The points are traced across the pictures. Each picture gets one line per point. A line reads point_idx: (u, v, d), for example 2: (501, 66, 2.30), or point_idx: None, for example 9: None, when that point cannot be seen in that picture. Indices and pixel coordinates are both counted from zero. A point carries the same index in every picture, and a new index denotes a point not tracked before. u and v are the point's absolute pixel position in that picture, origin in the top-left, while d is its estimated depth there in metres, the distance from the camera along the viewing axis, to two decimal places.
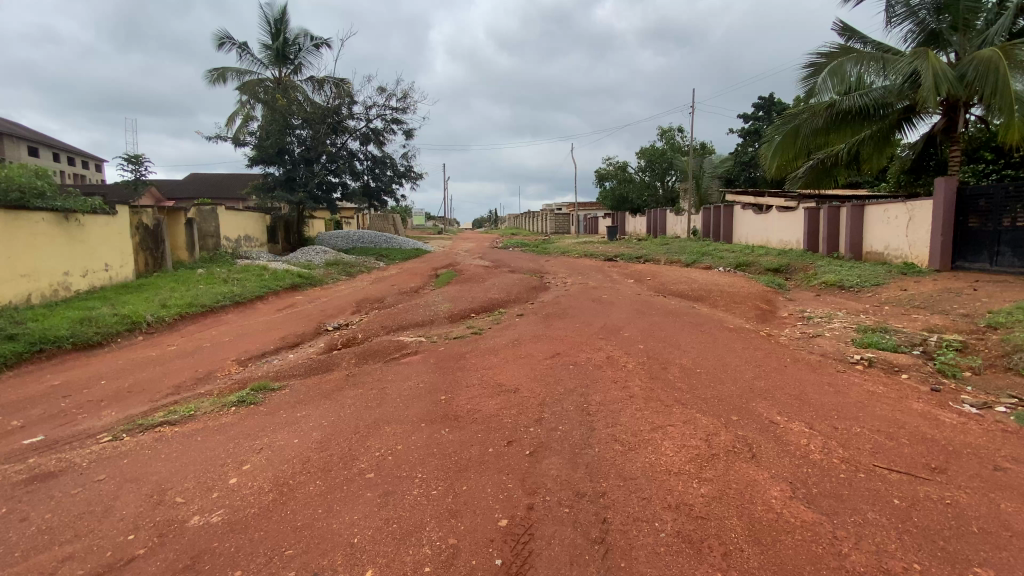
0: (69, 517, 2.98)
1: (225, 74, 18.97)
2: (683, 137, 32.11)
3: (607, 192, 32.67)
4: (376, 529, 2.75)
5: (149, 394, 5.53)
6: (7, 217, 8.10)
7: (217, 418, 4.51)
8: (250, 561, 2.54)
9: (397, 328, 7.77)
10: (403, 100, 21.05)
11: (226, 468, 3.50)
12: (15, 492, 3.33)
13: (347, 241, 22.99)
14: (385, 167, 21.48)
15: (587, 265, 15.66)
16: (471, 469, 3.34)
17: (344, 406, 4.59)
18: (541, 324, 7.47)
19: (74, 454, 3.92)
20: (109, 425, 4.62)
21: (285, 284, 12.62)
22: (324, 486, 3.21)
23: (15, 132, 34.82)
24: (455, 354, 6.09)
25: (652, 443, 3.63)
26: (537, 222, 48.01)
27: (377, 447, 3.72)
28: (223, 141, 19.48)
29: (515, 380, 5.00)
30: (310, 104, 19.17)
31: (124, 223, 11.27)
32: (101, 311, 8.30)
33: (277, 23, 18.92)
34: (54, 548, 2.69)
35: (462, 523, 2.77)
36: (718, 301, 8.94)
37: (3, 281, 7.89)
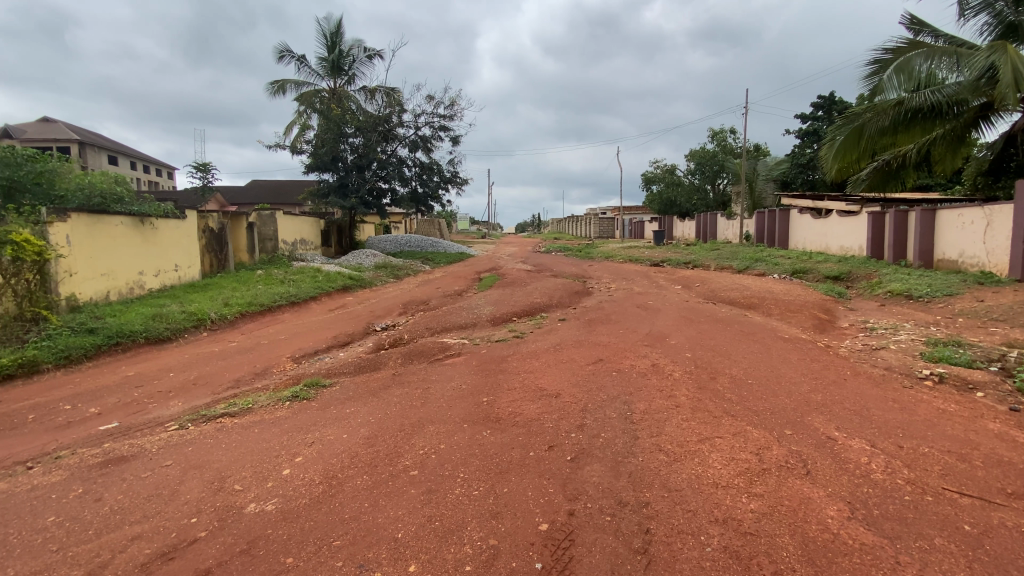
0: (140, 499, 3.22)
1: (284, 86, 20.02)
2: (735, 138, 31.10)
3: (654, 196, 32.03)
4: (419, 526, 2.81)
5: (211, 387, 5.89)
6: (91, 220, 8.85)
7: (272, 411, 4.76)
8: (300, 548, 2.65)
9: (441, 330, 7.91)
10: (451, 107, 21.52)
11: (281, 459, 3.67)
12: (92, 473, 3.63)
13: (395, 244, 23.65)
14: (432, 173, 21.97)
15: (633, 271, 15.41)
16: (512, 472, 3.36)
17: (390, 404, 4.71)
18: (584, 330, 7.40)
19: (145, 441, 4.23)
20: (175, 415, 4.95)
21: (336, 286, 13.13)
22: (370, 481, 3.31)
23: (98, 143, 38.10)
24: (498, 357, 6.14)
25: (699, 455, 3.52)
26: (581, 227, 47.62)
27: (421, 445, 3.81)
28: (281, 149, 20.50)
29: (556, 386, 4.98)
30: (362, 113, 19.94)
31: (191, 227, 12.07)
32: (169, 308, 8.91)
33: (332, 36, 19.78)
34: (125, 527, 2.91)
35: (503, 525, 2.79)
36: (772, 310, 8.57)
37: (86, 279, 8.61)
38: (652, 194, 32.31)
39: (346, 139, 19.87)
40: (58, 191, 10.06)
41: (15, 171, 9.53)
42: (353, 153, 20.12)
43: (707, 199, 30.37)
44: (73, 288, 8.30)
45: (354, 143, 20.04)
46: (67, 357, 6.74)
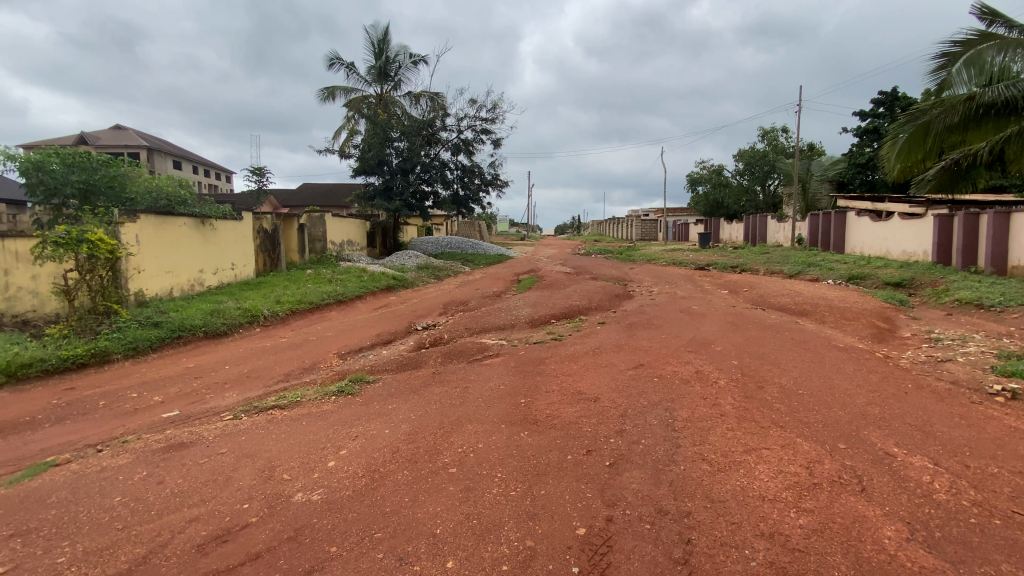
0: (198, 483, 3.42)
1: (334, 93, 20.77)
2: (787, 137, 29.87)
3: (700, 197, 31.20)
4: (457, 522, 2.85)
5: (263, 380, 6.18)
6: (158, 221, 9.47)
7: (319, 405, 4.94)
8: (343, 539, 2.74)
9: (479, 330, 7.98)
10: (493, 111, 21.73)
11: (326, 452, 3.81)
12: (155, 457, 3.89)
13: (436, 245, 24.06)
14: (474, 175, 22.27)
15: (676, 274, 15.08)
16: (550, 474, 3.34)
17: (430, 402, 4.80)
18: (625, 334, 7.30)
19: (203, 428, 4.48)
20: (230, 405, 5.22)
21: (381, 286, 13.50)
22: (411, 476, 3.38)
23: (165, 149, 40.81)
24: (536, 359, 6.15)
25: (745, 466, 3.39)
26: (623, 229, 46.91)
27: (460, 443, 3.86)
28: (330, 153, 21.27)
29: (595, 390, 4.92)
30: (407, 118, 20.39)
31: (247, 228, 12.70)
32: (226, 305, 9.41)
33: (380, 43, 20.40)
34: (184, 510, 3.09)
35: (540, 527, 2.79)
36: (826, 317, 8.16)
37: (152, 276, 9.22)
38: (698, 196, 31.49)
39: (391, 143, 20.40)
40: (128, 194, 10.85)
41: (91, 175, 10.30)
42: (398, 157, 20.61)
43: (756, 200, 29.26)
44: (140, 285, 8.90)
45: (398, 148, 20.53)
46: (135, 349, 7.24)
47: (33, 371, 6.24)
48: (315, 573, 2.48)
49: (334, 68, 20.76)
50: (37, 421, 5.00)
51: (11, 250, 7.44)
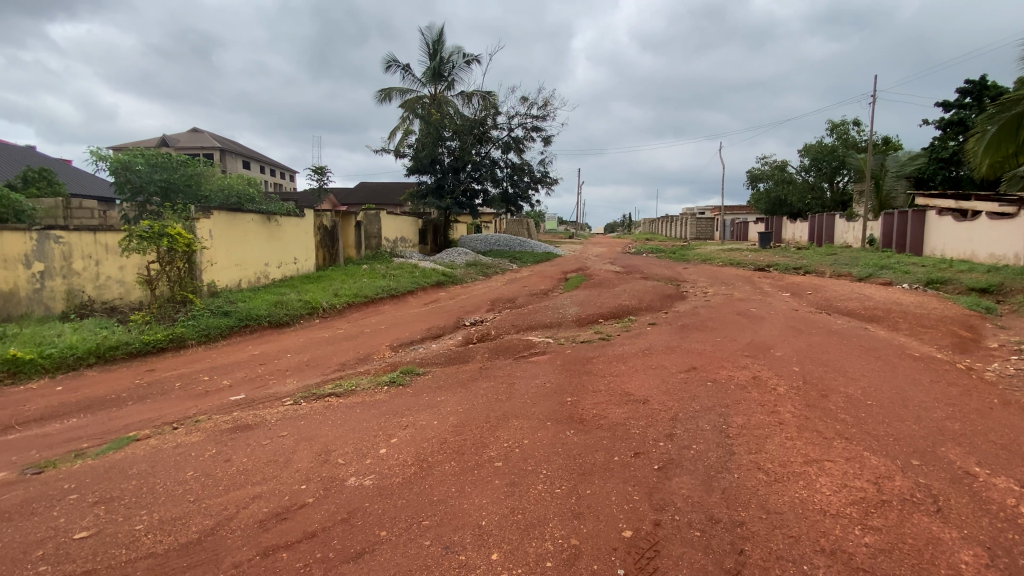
0: (261, 463, 3.63)
1: (390, 94, 21.40)
2: (859, 130, 27.94)
3: (760, 195, 29.84)
4: (502, 515, 2.87)
5: (321, 368, 6.49)
6: (229, 217, 10.12)
7: (372, 394, 5.13)
8: (393, 524, 2.83)
9: (526, 328, 7.99)
10: (544, 108, 21.68)
11: (378, 439, 3.95)
12: (224, 437, 4.17)
13: (485, 243, 24.30)
14: (523, 173, 22.31)
15: (733, 275, 14.47)
16: (596, 474, 3.30)
17: (477, 396, 4.86)
18: (677, 336, 7.09)
19: (267, 412, 4.76)
20: (290, 391, 5.52)
21: (431, 282, 13.83)
22: (457, 468, 3.44)
23: (236, 150, 43.59)
24: (583, 358, 6.09)
25: (805, 478, 3.21)
26: (676, 228, 45.45)
27: (505, 438, 3.88)
28: (386, 153, 21.97)
29: (644, 391, 4.82)
30: (459, 117, 20.67)
31: (309, 224, 13.34)
32: (288, 297, 9.92)
33: (434, 44, 20.83)
34: (248, 487, 3.30)
35: (585, 527, 2.76)
36: (899, 324, 7.59)
37: (224, 268, 9.87)
38: (758, 194, 30.13)
39: (443, 143, 20.74)
40: (203, 191, 11.72)
41: (171, 174, 11.13)
42: (449, 156, 20.95)
43: (823, 198, 27.53)
44: (212, 276, 9.55)
45: (450, 147, 20.85)
46: (207, 335, 7.79)
47: (119, 353, 6.81)
48: (366, 554, 2.58)
49: (390, 69, 21.39)
50: (122, 398, 5.48)
51: (102, 243, 8.16)
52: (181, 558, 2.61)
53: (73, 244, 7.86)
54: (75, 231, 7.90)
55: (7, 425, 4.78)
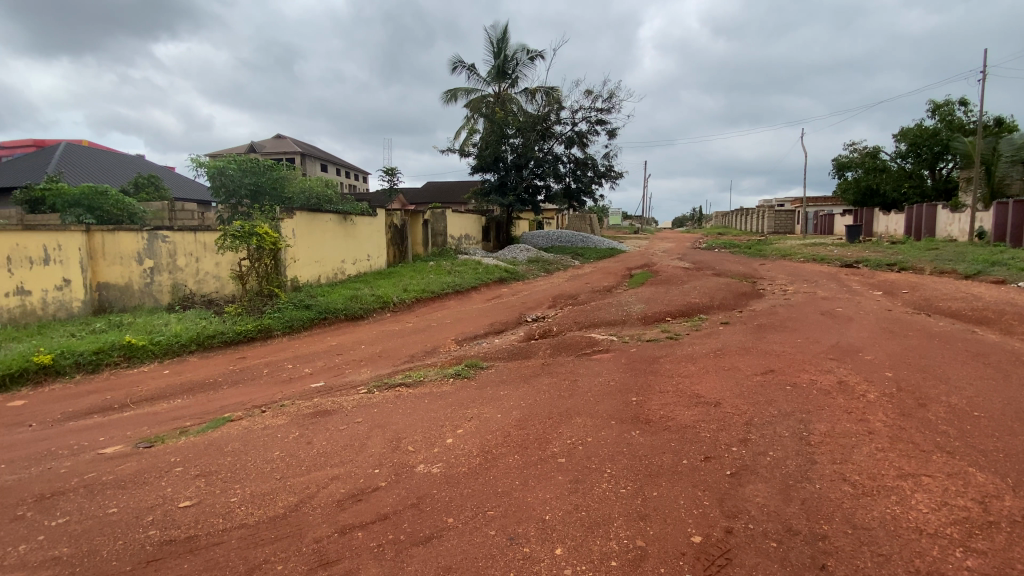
0: (338, 447, 3.87)
1: (456, 95, 21.91)
2: (968, 109, 24.93)
3: (848, 185, 27.57)
4: (566, 511, 2.87)
5: (392, 359, 6.80)
6: (310, 216, 10.83)
7: (439, 385, 5.31)
8: (460, 512, 2.92)
9: (589, 325, 7.90)
10: (609, 101, 21.28)
11: (445, 429, 4.07)
12: (306, 420, 4.48)
13: (548, 239, 24.25)
14: (587, 168, 22.06)
15: (815, 272, 13.47)
16: (663, 476, 3.22)
17: (540, 392, 4.88)
18: (751, 336, 6.72)
19: (343, 399, 5.06)
20: (364, 380, 5.83)
21: (495, 278, 14.05)
22: (521, 461, 3.48)
23: (315, 154, 46.54)
24: (649, 357, 5.92)
25: (897, 493, 2.94)
26: (751, 222, 42.93)
27: (568, 435, 3.87)
28: (451, 152, 22.55)
29: (715, 394, 4.62)
30: (523, 114, 20.79)
31: (380, 223, 13.99)
32: (362, 291, 10.46)
33: (499, 43, 21.03)
34: (326, 469, 3.52)
35: (651, 529, 2.70)
36: (1014, 327, 6.74)
37: (305, 264, 10.59)
38: (846, 183, 27.85)
39: (507, 140, 20.88)
40: (287, 193, 12.60)
41: (259, 178, 12.07)
42: (513, 153, 21.05)
43: (922, 187, 24.88)
44: (296, 272, 10.28)
45: (514, 144, 20.98)
46: (291, 327, 8.41)
47: (217, 341, 7.50)
48: (434, 538, 2.68)
49: (456, 71, 21.91)
50: (218, 382, 6.05)
51: (201, 241, 9.03)
52: (269, 530, 2.84)
53: (176, 242, 8.76)
54: (179, 231, 8.79)
55: (124, 403, 5.42)
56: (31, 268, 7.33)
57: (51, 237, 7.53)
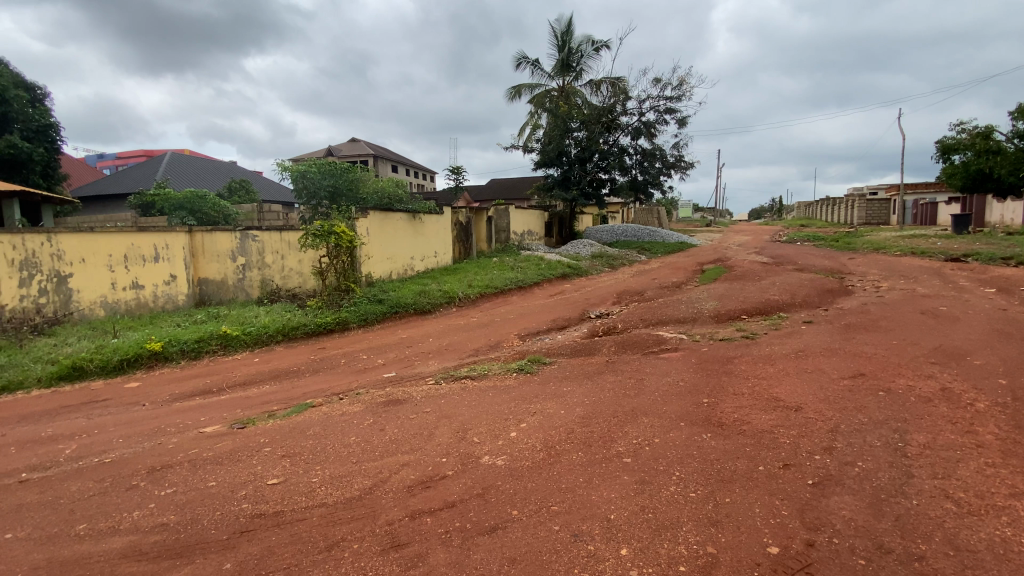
0: (408, 434, 4.04)
1: (520, 90, 21.97)
2: None
3: (953, 169, 24.65)
4: (632, 512, 2.82)
5: (458, 352, 6.98)
6: (382, 216, 11.33)
7: (503, 379, 5.39)
8: (524, 505, 2.95)
9: (656, 322, 7.66)
10: (679, 88, 20.46)
11: (509, 423, 4.13)
12: (379, 408, 4.72)
13: (613, 234, 23.77)
14: (655, 159, 21.34)
15: (914, 267, 12.18)
16: (737, 483, 3.06)
17: (604, 389, 4.81)
18: (838, 336, 6.22)
19: (413, 389, 5.27)
20: (432, 372, 6.04)
21: (558, 274, 14.01)
22: (585, 459, 3.45)
23: (386, 155, 48.63)
24: (722, 357, 5.65)
25: (1012, 515, 2.61)
26: (839, 212, 39.51)
27: (634, 435, 3.78)
28: (516, 148, 22.71)
29: (796, 398, 4.32)
30: (587, 107, 20.49)
31: (447, 220, 14.38)
32: (429, 287, 10.83)
33: (563, 35, 20.84)
34: (397, 455, 3.69)
35: (723, 536, 2.58)
36: None
37: (378, 261, 11.13)
38: (952, 167, 24.88)
39: (571, 134, 20.65)
40: (361, 194, 13.27)
41: (336, 180, 12.79)
42: (577, 146, 20.79)
43: None
44: (369, 269, 10.82)
45: (578, 137, 20.71)
46: (366, 320, 8.87)
47: (300, 333, 8.07)
48: (499, 529, 2.73)
49: (521, 66, 21.99)
50: (301, 370, 6.53)
51: (285, 240, 9.79)
52: (346, 510, 3.02)
53: (265, 241, 9.53)
54: (266, 231, 9.56)
55: (220, 386, 5.99)
56: (144, 265, 8.26)
57: (160, 237, 8.43)
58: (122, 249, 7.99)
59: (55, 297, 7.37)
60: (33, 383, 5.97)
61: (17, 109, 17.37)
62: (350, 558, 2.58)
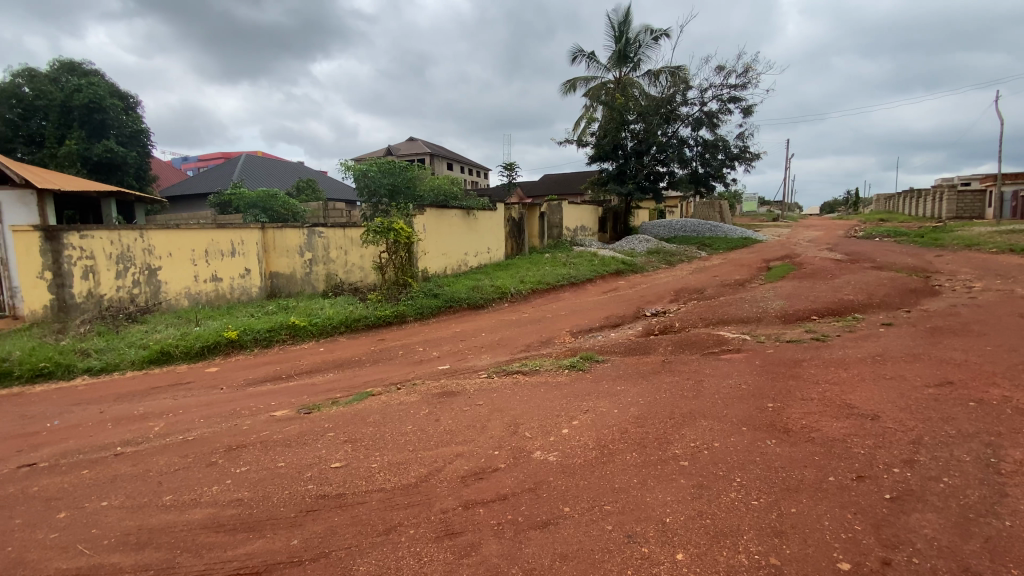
0: (462, 426, 4.12)
1: (575, 84, 21.69)
2: None
3: None
4: (689, 517, 2.73)
5: (510, 347, 7.03)
6: (437, 213, 11.55)
7: (555, 375, 5.38)
8: (577, 502, 2.93)
9: (717, 322, 7.36)
10: (744, 75, 19.49)
11: (561, 419, 4.11)
12: (434, 399, 4.84)
13: (670, 229, 23.05)
14: (717, 150, 20.46)
15: (1013, 265, 10.96)
16: (803, 493, 2.89)
17: (660, 390, 4.68)
18: (921, 341, 5.72)
19: (467, 382, 5.36)
20: (485, 366, 6.11)
21: (611, 270, 13.77)
22: (639, 460, 3.38)
23: (442, 153, 49.54)
24: (788, 360, 5.35)
25: None
26: (924, 204, 36.15)
27: (692, 437, 3.67)
28: (570, 143, 22.53)
29: (872, 405, 4.02)
30: (645, 98, 19.95)
31: (500, 216, 14.49)
32: (482, 282, 10.95)
33: (621, 26, 20.37)
34: (451, 446, 3.77)
35: (788, 548, 2.45)
36: None
37: (433, 257, 11.39)
38: None
39: (628, 126, 20.17)
40: (418, 192, 13.63)
41: (395, 178, 13.19)
42: (633, 139, 20.26)
43: None
44: (425, 264, 11.12)
45: (635, 129, 20.19)
46: (422, 313, 9.13)
47: (362, 325, 8.42)
48: (551, 525, 2.73)
49: (576, 60, 21.74)
50: (361, 360, 6.82)
51: (349, 236, 10.18)
52: (402, 496, 3.12)
53: (330, 237, 9.94)
54: (332, 227, 9.95)
55: (289, 373, 6.38)
56: (222, 259, 8.91)
57: (237, 234, 9.07)
58: (203, 244, 8.66)
59: (146, 288, 8.14)
60: (128, 365, 6.59)
61: (113, 116, 19.11)
62: (406, 542, 2.67)
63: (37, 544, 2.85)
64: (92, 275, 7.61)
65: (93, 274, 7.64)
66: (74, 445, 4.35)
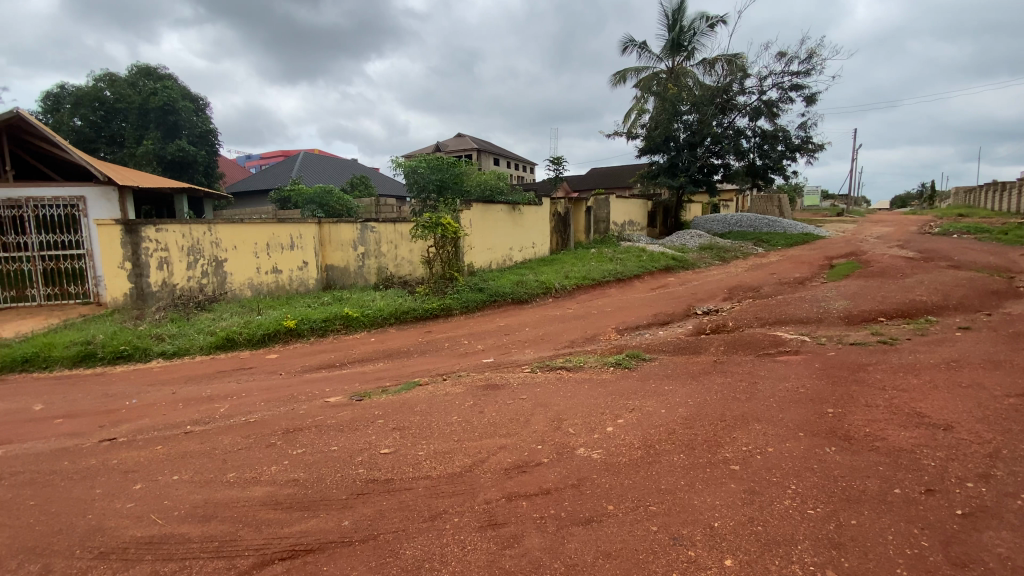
0: (505, 419, 4.15)
1: (626, 75, 21.25)
2: None
3: None
4: (739, 522, 2.64)
5: (554, 343, 7.01)
6: (484, 207, 11.65)
7: (600, 372, 5.31)
8: (621, 500, 2.90)
9: (773, 322, 7.02)
10: (808, 61, 18.42)
11: (605, 417, 4.06)
12: (478, 392, 4.90)
13: (723, 224, 22.20)
14: (776, 141, 19.47)
15: None
16: (865, 504, 2.72)
17: (711, 391, 4.53)
18: (1004, 346, 5.25)
19: (511, 376, 5.40)
20: (529, 360, 6.12)
21: (659, 266, 13.43)
22: (687, 462, 3.29)
23: (489, 148, 49.85)
24: (851, 364, 5.04)
25: None
26: (1010, 198, 32.99)
27: (744, 441, 3.53)
28: (619, 136, 22.11)
29: (945, 415, 3.72)
30: (699, 88, 19.27)
31: (546, 211, 14.43)
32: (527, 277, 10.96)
33: (675, 14, 19.76)
34: (494, 438, 3.81)
35: (847, 561, 2.31)
36: None
37: (479, 252, 11.53)
38: None
39: (680, 118, 19.54)
40: (465, 187, 13.77)
41: (443, 173, 13.35)
42: (686, 131, 19.60)
43: None
44: (471, 259, 11.27)
45: (687, 121, 19.53)
46: (468, 307, 9.26)
47: (410, 317, 8.64)
48: (594, 522, 2.71)
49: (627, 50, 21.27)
50: (408, 351, 7.00)
51: (399, 231, 10.37)
52: (448, 484, 3.19)
53: (381, 232, 10.19)
54: (383, 222, 10.19)
55: (340, 362, 6.65)
56: (282, 252, 9.33)
57: (296, 228, 9.44)
58: (265, 238, 9.13)
59: (213, 279, 8.80)
60: (197, 350, 7.08)
61: (185, 117, 20.72)
62: (451, 530, 2.73)
63: (116, 513, 3.11)
64: (166, 266, 8.45)
65: (167, 265, 8.49)
66: (149, 422, 4.72)
